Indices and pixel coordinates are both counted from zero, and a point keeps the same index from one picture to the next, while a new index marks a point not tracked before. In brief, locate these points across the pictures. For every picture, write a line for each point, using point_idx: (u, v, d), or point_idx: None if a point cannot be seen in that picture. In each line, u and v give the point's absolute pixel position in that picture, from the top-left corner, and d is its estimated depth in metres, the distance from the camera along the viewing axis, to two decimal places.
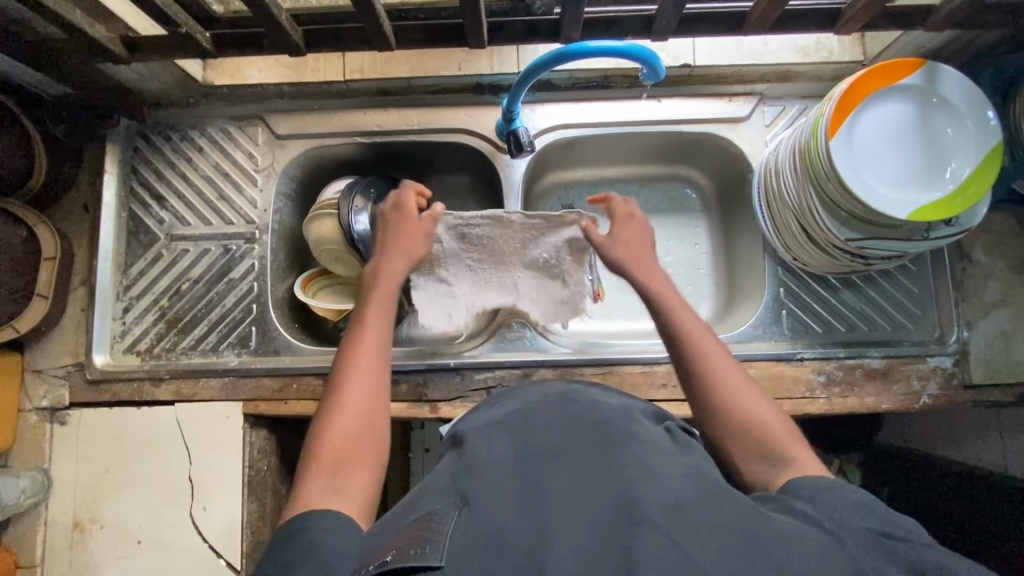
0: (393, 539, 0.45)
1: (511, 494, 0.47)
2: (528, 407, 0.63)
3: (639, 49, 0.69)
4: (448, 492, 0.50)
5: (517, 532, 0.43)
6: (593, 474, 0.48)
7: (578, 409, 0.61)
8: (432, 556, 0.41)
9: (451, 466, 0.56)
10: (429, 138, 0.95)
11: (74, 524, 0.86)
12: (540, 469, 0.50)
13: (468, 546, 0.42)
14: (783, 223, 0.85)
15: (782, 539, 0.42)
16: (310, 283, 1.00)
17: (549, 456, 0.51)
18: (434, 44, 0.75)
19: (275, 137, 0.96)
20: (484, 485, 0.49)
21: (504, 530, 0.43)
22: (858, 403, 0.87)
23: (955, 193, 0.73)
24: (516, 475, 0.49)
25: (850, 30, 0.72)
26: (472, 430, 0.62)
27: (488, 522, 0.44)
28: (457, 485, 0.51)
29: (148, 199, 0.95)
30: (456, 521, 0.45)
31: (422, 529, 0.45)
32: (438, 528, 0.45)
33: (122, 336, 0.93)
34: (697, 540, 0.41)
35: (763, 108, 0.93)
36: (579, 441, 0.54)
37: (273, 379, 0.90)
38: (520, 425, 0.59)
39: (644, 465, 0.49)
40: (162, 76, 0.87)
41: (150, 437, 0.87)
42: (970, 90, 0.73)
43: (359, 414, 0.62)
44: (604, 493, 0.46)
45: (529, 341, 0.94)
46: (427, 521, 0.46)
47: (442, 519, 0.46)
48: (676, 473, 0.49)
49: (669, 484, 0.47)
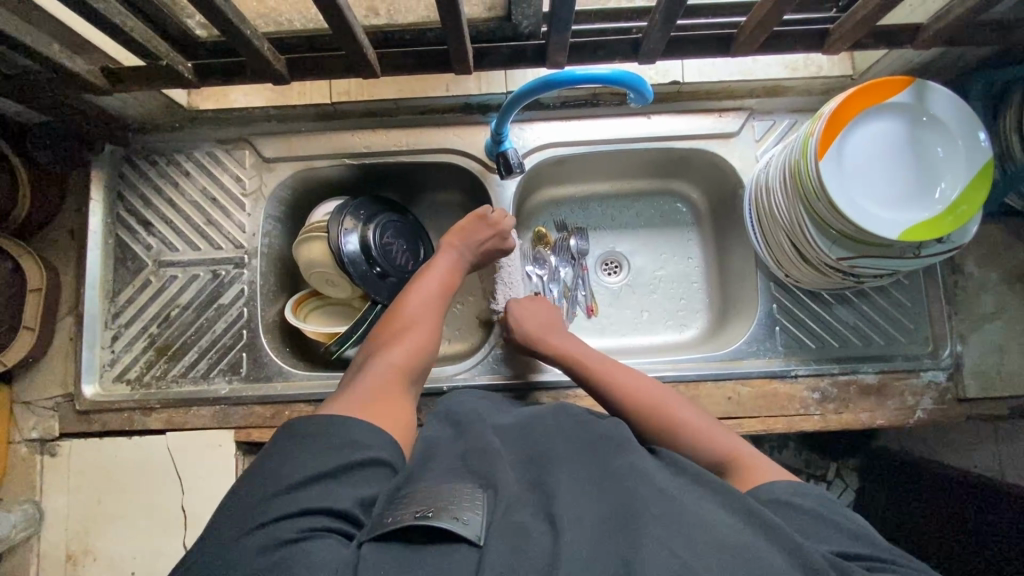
0: (415, 500, 0.50)
1: (526, 494, 0.51)
2: (530, 412, 0.66)
3: (626, 75, 0.68)
4: (462, 475, 0.54)
5: (533, 526, 0.47)
6: (596, 482, 0.51)
7: (578, 415, 0.63)
8: (467, 531, 0.47)
9: (458, 445, 0.60)
10: (418, 159, 0.94)
11: (67, 557, 0.85)
12: (547, 472, 0.53)
13: (493, 530, 0.47)
14: (775, 241, 0.85)
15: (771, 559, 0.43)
16: (300, 306, 0.99)
17: (548, 476, 0.52)
18: (420, 70, 0.75)
19: (262, 160, 0.95)
20: (498, 475, 0.53)
21: (524, 525, 0.47)
22: (853, 419, 0.87)
23: (945, 213, 0.72)
24: (527, 477, 0.54)
25: (838, 49, 0.72)
26: (478, 421, 0.64)
27: (508, 514, 0.49)
28: (471, 466, 0.56)
29: (135, 225, 0.94)
30: (478, 501, 0.50)
31: (444, 497, 0.50)
32: (463, 500, 0.49)
33: (111, 364, 0.92)
34: (692, 549, 0.43)
35: (753, 123, 0.93)
36: (581, 445, 0.57)
37: (265, 406, 0.89)
38: (523, 432, 0.61)
39: (642, 473, 0.51)
40: (146, 102, 0.86)
41: (143, 467, 0.87)
42: (960, 108, 0.72)
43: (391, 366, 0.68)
44: (607, 499, 0.49)
45: (522, 362, 0.92)
46: (442, 492, 0.51)
47: (462, 496, 0.50)
48: (672, 482, 0.51)
49: (666, 487, 0.50)
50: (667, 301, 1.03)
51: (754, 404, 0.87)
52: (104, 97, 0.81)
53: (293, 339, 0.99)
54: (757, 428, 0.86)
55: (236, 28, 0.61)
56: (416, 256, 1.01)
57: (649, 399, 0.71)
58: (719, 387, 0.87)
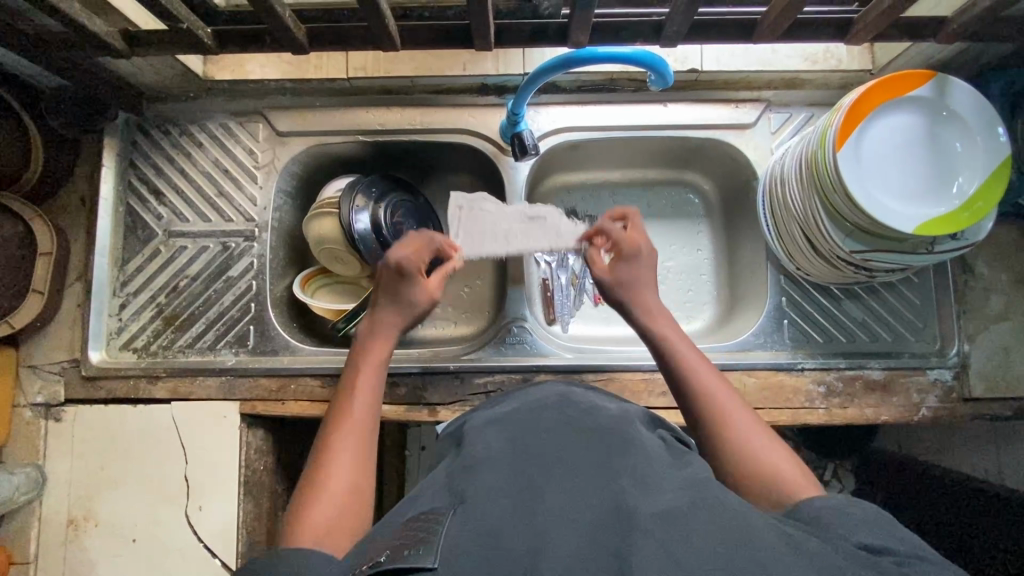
0: (384, 542, 0.46)
1: (505, 495, 0.47)
2: (526, 409, 0.63)
3: (648, 54, 0.67)
4: (444, 493, 0.51)
5: (510, 537, 0.43)
6: (585, 485, 0.48)
7: (575, 413, 0.61)
8: (426, 557, 0.41)
9: (444, 470, 0.57)
10: (431, 138, 0.94)
11: (68, 522, 0.86)
12: (541, 466, 0.51)
13: (462, 543, 0.42)
14: (787, 232, 0.85)
15: (766, 539, 0.42)
16: (309, 281, 0.99)
17: (549, 466, 0.51)
18: (441, 44, 0.74)
19: (275, 134, 0.95)
20: (480, 486, 0.49)
21: (498, 532, 0.43)
22: (857, 414, 0.87)
23: (961, 208, 0.72)
24: (509, 478, 0.49)
25: (862, 40, 0.71)
26: (472, 429, 0.62)
27: (483, 524, 0.44)
28: (452, 487, 0.51)
29: (147, 194, 0.94)
30: (448, 520, 0.45)
31: (416, 528, 0.45)
32: (434, 527, 0.45)
33: (119, 332, 0.92)
34: (688, 547, 0.40)
35: (770, 116, 0.93)
36: (576, 445, 0.54)
37: (270, 379, 0.89)
38: (519, 427, 0.59)
39: (641, 478, 0.49)
40: (162, 70, 0.86)
41: (147, 435, 0.87)
42: (981, 104, 0.72)
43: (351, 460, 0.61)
44: (596, 505, 0.45)
45: (529, 345, 0.92)
46: (419, 520, 0.47)
47: (436, 519, 0.46)
48: (671, 483, 0.49)
49: (661, 495, 0.46)
50: (676, 291, 1.03)
51: (760, 396, 0.87)
52: (120, 62, 0.81)
53: (300, 315, 0.99)
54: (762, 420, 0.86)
55: None
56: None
57: (701, 379, 0.66)
58: (726, 376, 0.88)
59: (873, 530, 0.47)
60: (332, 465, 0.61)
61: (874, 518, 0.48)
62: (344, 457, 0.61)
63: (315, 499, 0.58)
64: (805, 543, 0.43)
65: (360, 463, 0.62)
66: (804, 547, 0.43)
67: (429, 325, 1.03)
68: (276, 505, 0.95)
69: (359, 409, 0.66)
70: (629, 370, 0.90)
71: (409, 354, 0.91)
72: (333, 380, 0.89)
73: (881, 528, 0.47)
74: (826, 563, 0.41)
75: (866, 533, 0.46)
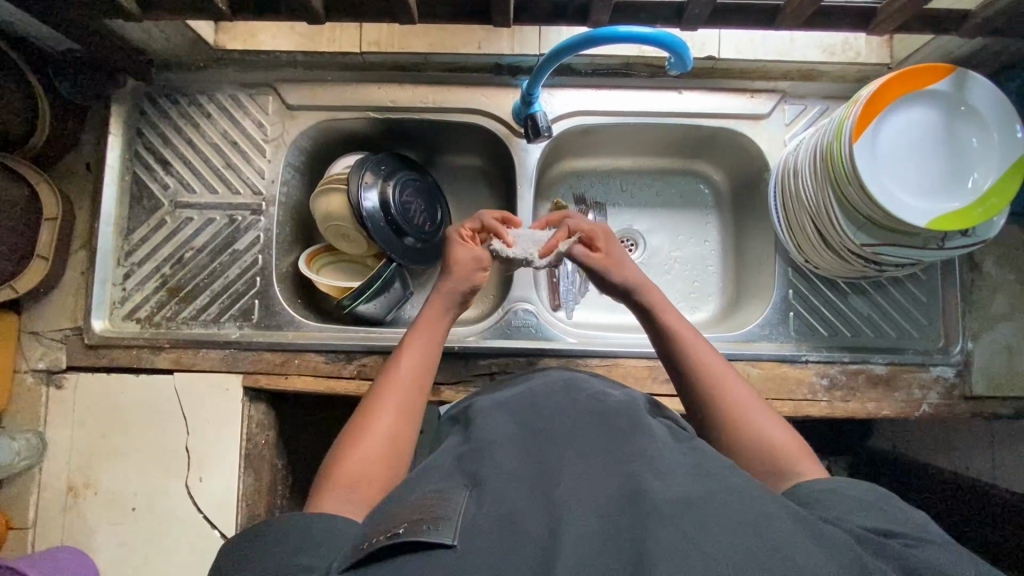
0: (399, 516, 0.45)
1: (521, 477, 0.48)
2: (535, 393, 0.63)
3: (668, 36, 0.67)
4: (454, 475, 0.50)
5: (532, 520, 0.43)
6: (601, 471, 0.47)
7: (585, 399, 0.61)
8: (444, 533, 0.42)
9: (455, 450, 0.56)
10: (443, 117, 0.93)
11: (68, 489, 0.85)
12: (549, 457, 0.50)
13: (479, 522, 0.43)
14: (798, 224, 0.84)
15: (785, 528, 0.42)
16: (314, 258, 0.98)
17: (560, 450, 0.51)
18: (458, 19, 0.73)
19: (285, 107, 0.93)
20: (492, 469, 0.49)
21: (517, 519, 0.43)
22: (859, 408, 0.87)
23: (975, 204, 0.72)
24: (523, 462, 0.50)
25: (883, 30, 0.71)
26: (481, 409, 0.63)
27: (500, 509, 0.44)
28: (463, 467, 0.51)
29: (153, 164, 0.93)
30: (464, 502, 0.46)
31: (429, 505, 0.45)
32: (449, 506, 0.45)
33: (122, 301, 0.92)
34: (708, 533, 0.40)
35: (785, 106, 0.92)
36: (584, 432, 0.53)
37: (274, 354, 0.89)
38: (528, 412, 0.58)
39: (652, 460, 0.49)
40: (172, 37, 0.84)
41: (149, 406, 0.86)
42: (998, 99, 0.72)
43: (384, 438, 0.60)
44: (612, 492, 0.45)
45: (535, 329, 0.91)
46: (427, 502, 0.46)
47: (450, 500, 0.46)
48: (683, 469, 0.48)
49: (677, 480, 0.46)
50: (681, 282, 1.03)
51: (763, 386, 0.87)
52: (130, 26, 0.80)
53: (305, 292, 0.98)
54: None
55: None
56: (434, 219, 0.99)
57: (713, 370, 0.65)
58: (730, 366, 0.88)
59: (893, 518, 0.46)
60: (378, 414, 0.62)
61: (895, 507, 0.47)
62: (392, 409, 0.62)
63: (340, 471, 0.56)
64: (821, 525, 0.43)
65: (390, 446, 0.60)
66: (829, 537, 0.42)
67: None
68: (275, 480, 0.94)
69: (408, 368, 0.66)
70: (634, 356, 0.89)
71: None
72: (336, 355, 0.89)
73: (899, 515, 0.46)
74: (847, 552, 0.41)
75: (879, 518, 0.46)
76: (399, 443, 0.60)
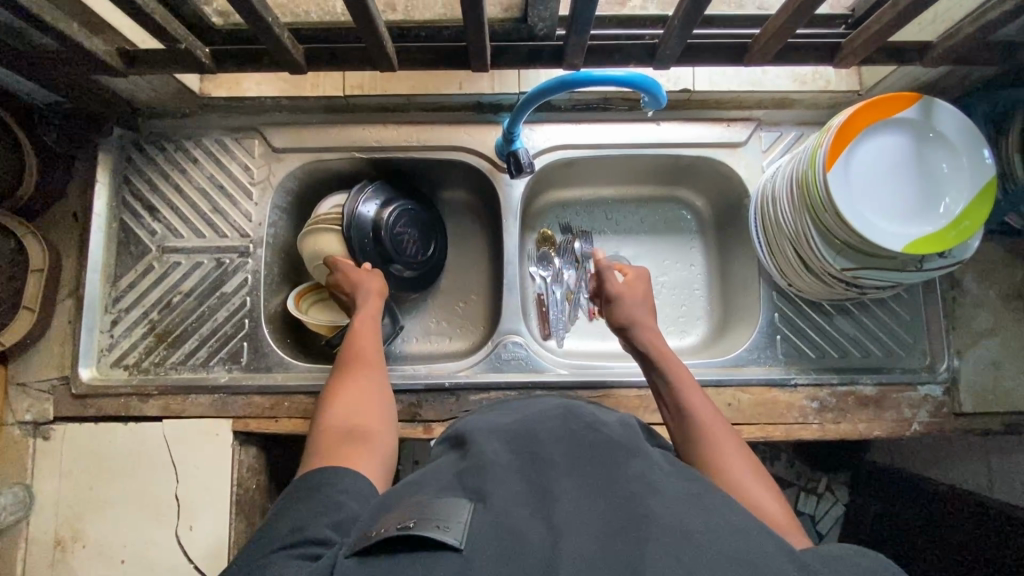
0: (405, 511, 0.46)
1: (519, 495, 0.47)
2: (529, 418, 0.62)
3: (641, 78, 0.69)
4: (455, 487, 0.50)
5: (526, 542, 0.42)
6: (595, 493, 0.47)
7: (579, 421, 0.60)
8: (449, 534, 0.43)
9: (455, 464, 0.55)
10: (427, 155, 0.95)
11: (55, 543, 0.84)
12: (544, 479, 0.49)
13: (474, 542, 0.43)
14: (779, 248, 0.86)
15: (777, 562, 0.42)
16: (303, 297, 0.98)
17: (554, 468, 0.50)
18: (437, 65, 0.75)
19: (271, 150, 0.95)
20: (488, 485, 0.48)
21: (512, 539, 0.42)
22: (850, 430, 0.87)
23: (948, 227, 0.74)
24: (517, 480, 0.49)
25: (849, 64, 0.73)
26: (475, 429, 0.62)
27: (495, 531, 0.43)
28: (464, 480, 0.51)
29: (140, 210, 0.94)
30: (466, 509, 0.46)
31: (434, 506, 0.46)
32: (454, 508, 0.46)
33: (110, 348, 0.91)
34: (702, 561, 0.40)
35: (760, 134, 0.94)
36: (579, 453, 0.53)
37: (264, 397, 0.89)
38: (522, 434, 0.57)
39: (648, 481, 0.48)
40: (158, 88, 0.86)
41: (137, 454, 0.86)
42: (965, 126, 0.74)
43: (357, 398, 0.69)
44: (607, 514, 0.44)
45: (525, 362, 0.92)
46: (431, 503, 0.47)
47: (452, 506, 0.46)
48: (679, 492, 0.47)
49: (672, 501, 0.46)
50: (669, 307, 1.04)
51: (753, 411, 0.87)
52: (116, 79, 0.81)
53: (295, 331, 0.99)
54: (756, 435, 0.86)
55: (259, 16, 0.61)
56: (424, 253, 0.98)
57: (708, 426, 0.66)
58: (720, 392, 0.88)
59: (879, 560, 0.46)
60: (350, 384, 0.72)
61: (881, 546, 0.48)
62: (365, 381, 0.72)
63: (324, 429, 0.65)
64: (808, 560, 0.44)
65: (362, 403, 0.69)
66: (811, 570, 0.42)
67: (424, 339, 1.03)
68: None
69: (364, 348, 0.77)
70: (625, 386, 0.90)
71: (405, 371, 0.90)
72: None
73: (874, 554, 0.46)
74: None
75: (869, 558, 0.46)
76: (374, 401, 0.70)
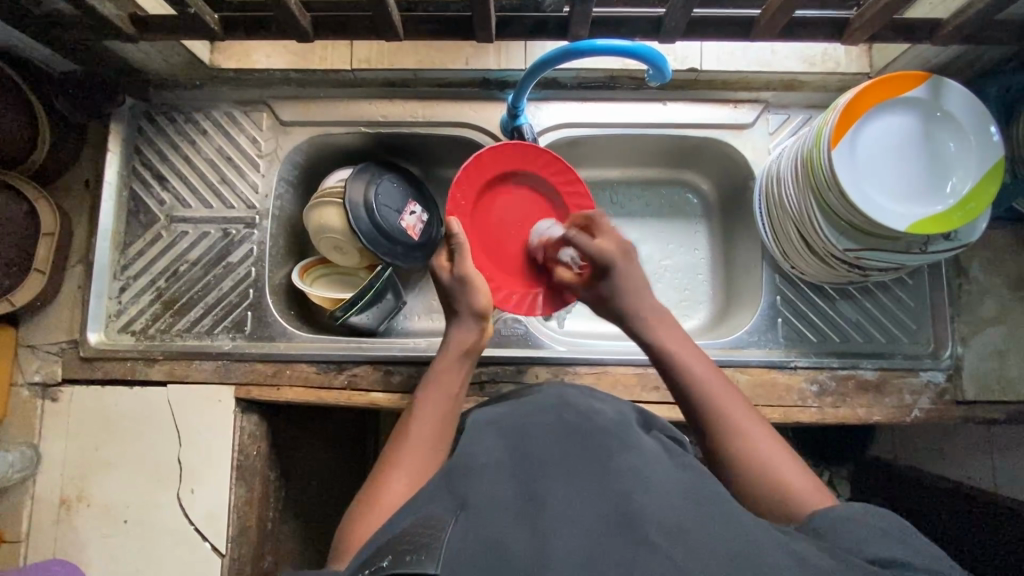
0: (392, 544, 0.46)
1: (509, 496, 0.47)
2: (526, 410, 0.62)
3: (645, 49, 0.69)
4: (445, 498, 0.50)
5: (512, 545, 0.42)
6: (587, 485, 0.47)
7: (573, 414, 0.60)
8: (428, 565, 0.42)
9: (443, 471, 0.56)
10: (432, 131, 0.95)
11: (61, 501, 0.86)
12: (534, 479, 0.48)
13: (463, 553, 0.42)
14: (783, 231, 0.85)
15: (769, 549, 0.41)
16: (308, 270, 1.00)
17: (545, 466, 0.50)
18: (443, 35, 0.76)
19: (279, 123, 0.96)
20: (478, 491, 0.48)
21: (499, 544, 0.42)
22: (849, 414, 0.87)
23: (955, 208, 0.73)
24: (506, 480, 0.49)
25: (856, 41, 0.73)
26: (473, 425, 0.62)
27: (482, 538, 0.43)
28: (452, 488, 0.51)
29: (150, 180, 0.95)
30: (450, 527, 0.45)
31: (420, 533, 0.45)
32: (436, 533, 0.45)
33: (118, 314, 0.93)
34: (690, 557, 0.40)
35: (768, 116, 0.94)
36: (571, 449, 0.52)
37: (266, 364, 0.90)
38: (517, 429, 0.57)
39: (639, 475, 0.48)
40: (170, 57, 0.87)
41: (142, 418, 0.87)
42: (974, 104, 0.73)
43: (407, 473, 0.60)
44: (598, 506, 0.44)
45: (525, 338, 0.92)
46: (417, 526, 0.47)
47: (438, 526, 0.46)
48: (669, 484, 0.47)
49: (662, 494, 0.46)
50: (672, 290, 1.04)
51: (753, 393, 0.87)
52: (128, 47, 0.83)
53: (299, 303, 1.00)
54: None
55: None
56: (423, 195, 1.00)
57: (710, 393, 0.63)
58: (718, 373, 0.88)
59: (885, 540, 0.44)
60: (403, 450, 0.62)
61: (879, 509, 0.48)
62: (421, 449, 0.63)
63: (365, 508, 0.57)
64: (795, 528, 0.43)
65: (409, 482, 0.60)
66: (798, 546, 0.42)
67: (426, 316, 1.04)
68: (267, 491, 0.94)
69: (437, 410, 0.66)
70: (623, 365, 0.90)
71: (406, 344, 0.91)
72: (327, 366, 0.90)
73: (866, 522, 0.46)
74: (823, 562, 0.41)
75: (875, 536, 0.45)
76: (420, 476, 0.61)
